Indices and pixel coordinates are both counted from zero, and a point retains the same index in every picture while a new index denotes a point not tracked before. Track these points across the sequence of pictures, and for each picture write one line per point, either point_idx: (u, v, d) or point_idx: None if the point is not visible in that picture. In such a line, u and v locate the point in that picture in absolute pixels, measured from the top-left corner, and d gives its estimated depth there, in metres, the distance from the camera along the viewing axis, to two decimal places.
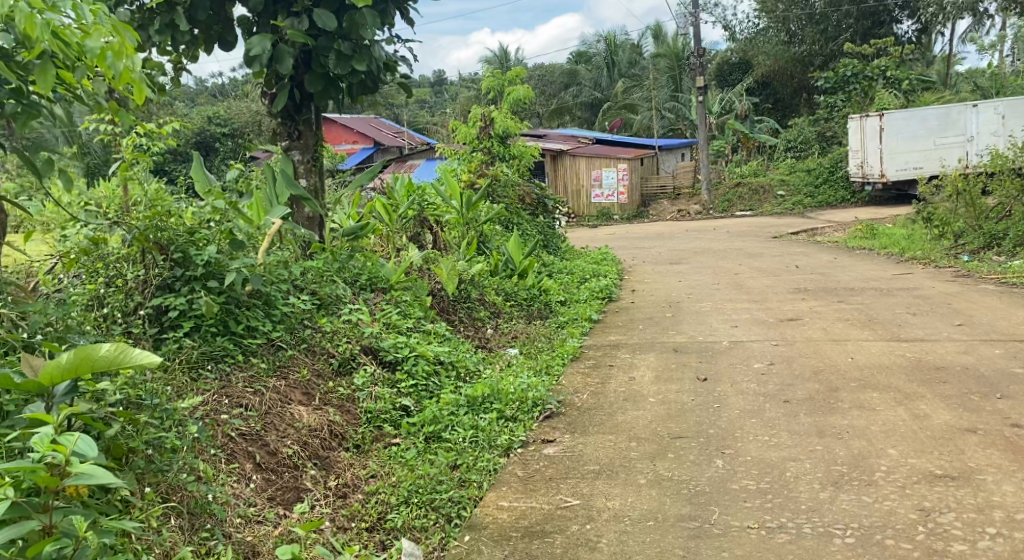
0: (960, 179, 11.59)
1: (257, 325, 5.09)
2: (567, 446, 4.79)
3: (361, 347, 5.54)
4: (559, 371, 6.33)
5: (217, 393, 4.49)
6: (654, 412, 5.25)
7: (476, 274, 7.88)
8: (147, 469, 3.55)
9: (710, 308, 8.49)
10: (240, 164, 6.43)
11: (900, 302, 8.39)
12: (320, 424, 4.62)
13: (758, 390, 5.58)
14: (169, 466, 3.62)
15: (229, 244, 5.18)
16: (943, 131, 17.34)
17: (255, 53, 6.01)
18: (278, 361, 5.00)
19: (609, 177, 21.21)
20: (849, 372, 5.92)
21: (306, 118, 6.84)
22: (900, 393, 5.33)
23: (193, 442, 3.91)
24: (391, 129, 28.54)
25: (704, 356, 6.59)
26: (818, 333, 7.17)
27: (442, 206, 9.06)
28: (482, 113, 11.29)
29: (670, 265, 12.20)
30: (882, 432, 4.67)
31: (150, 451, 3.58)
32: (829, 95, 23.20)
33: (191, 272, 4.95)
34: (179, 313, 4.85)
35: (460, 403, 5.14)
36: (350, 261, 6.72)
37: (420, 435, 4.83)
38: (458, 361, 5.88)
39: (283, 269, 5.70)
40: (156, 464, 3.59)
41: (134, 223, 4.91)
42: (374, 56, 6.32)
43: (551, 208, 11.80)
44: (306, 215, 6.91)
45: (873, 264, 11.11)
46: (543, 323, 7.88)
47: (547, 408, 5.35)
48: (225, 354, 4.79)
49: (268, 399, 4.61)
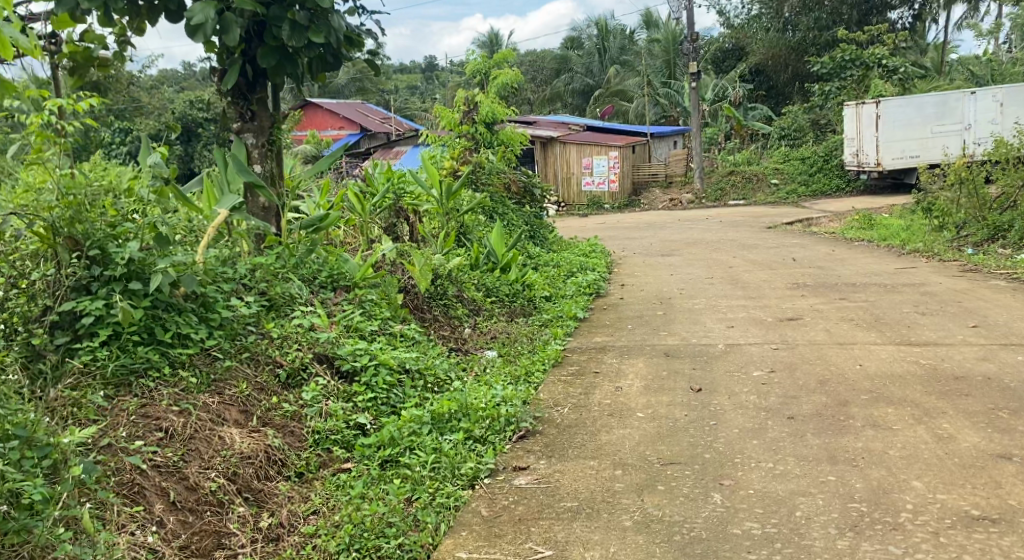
0: (962, 168, 10.95)
1: (189, 332, 4.53)
2: (542, 475, 4.18)
3: (314, 355, 4.93)
4: (539, 380, 5.70)
5: (132, 417, 3.99)
6: (643, 431, 4.63)
7: (453, 268, 7.29)
8: (7, 529, 3.14)
9: (705, 306, 7.86)
10: (166, 148, 5.43)
11: (908, 300, 7.76)
12: (255, 450, 4.08)
13: (758, 404, 4.96)
14: (42, 517, 3.23)
15: (154, 240, 4.59)
16: (941, 118, 16.75)
17: (197, 22, 5.34)
18: (212, 374, 4.45)
19: (599, 164, 20.59)
20: (859, 382, 5.30)
21: (261, 97, 6.17)
22: (919, 409, 4.70)
23: (76, 486, 3.46)
24: (379, 114, 27.75)
25: (698, 362, 5.97)
26: (822, 335, 6.54)
27: (422, 194, 8.38)
28: (466, 97, 10.69)
29: (661, 257, 11.55)
30: (903, 458, 4.04)
31: (6, 507, 3.16)
32: (824, 82, 22.31)
33: (110, 273, 4.40)
34: (95, 320, 4.31)
35: (422, 421, 4.52)
36: (309, 256, 6.08)
37: (375, 460, 4.25)
38: (427, 369, 5.22)
39: (224, 267, 5.16)
40: (18, 519, 3.18)
41: (38, 214, 4.34)
42: (333, 26, 5.69)
43: (539, 197, 11.17)
44: (262, 206, 6.15)
45: (873, 257, 10.48)
46: (525, 321, 7.25)
47: (521, 426, 4.71)
48: (149, 366, 4.28)
49: (194, 421, 4.09)
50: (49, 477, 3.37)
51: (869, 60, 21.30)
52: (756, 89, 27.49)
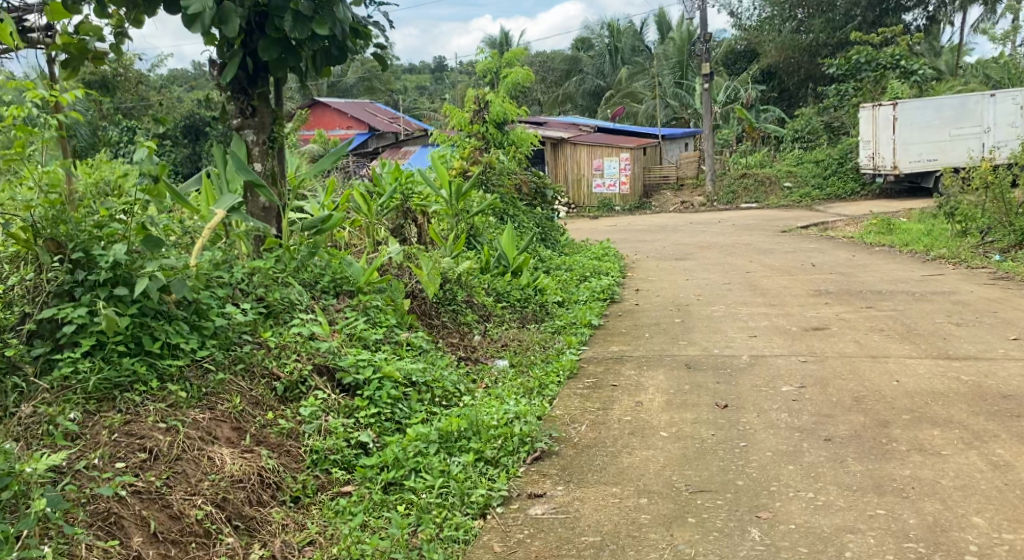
0: (988, 172, 10.56)
1: (178, 342, 4.20)
2: (560, 503, 3.87)
3: (314, 366, 4.59)
4: (553, 393, 5.33)
5: (114, 436, 3.68)
6: (668, 452, 4.28)
7: (463, 272, 6.94)
8: None
9: (725, 313, 7.51)
10: (155, 141, 4.80)
11: (939, 309, 7.39)
12: (246, 472, 3.75)
13: (790, 424, 4.60)
14: None
15: (142, 242, 4.25)
16: (960, 121, 16.36)
17: (194, 10, 5.01)
18: (203, 388, 4.12)
19: (610, 166, 20.24)
20: (897, 399, 4.94)
21: (263, 91, 5.81)
22: (968, 432, 4.34)
23: (39, 521, 3.20)
24: (387, 114, 27.34)
25: (722, 375, 5.60)
26: (852, 347, 6.17)
27: (431, 195, 8.01)
28: (477, 95, 10.34)
29: (675, 261, 11.16)
30: (958, 489, 3.73)
31: None
32: (839, 83, 21.93)
33: (94, 277, 4.06)
34: (76, 328, 3.98)
35: (430, 439, 4.20)
36: (311, 260, 5.74)
37: (377, 483, 3.94)
38: (435, 382, 4.88)
39: (218, 272, 4.82)
40: None
41: (13, 215, 4.03)
42: (338, 17, 5.35)
43: (551, 199, 10.82)
44: (262, 206, 5.80)
45: (895, 263, 10.09)
46: (538, 328, 6.90)
47: (536, 447, 4.35)
48: (134, 379, 3.95)
49: (183, 439, 3.78)
50: (9, 510, 3.17)
51: (886, 61, 20.90)
52: (768, 91, 27.06)
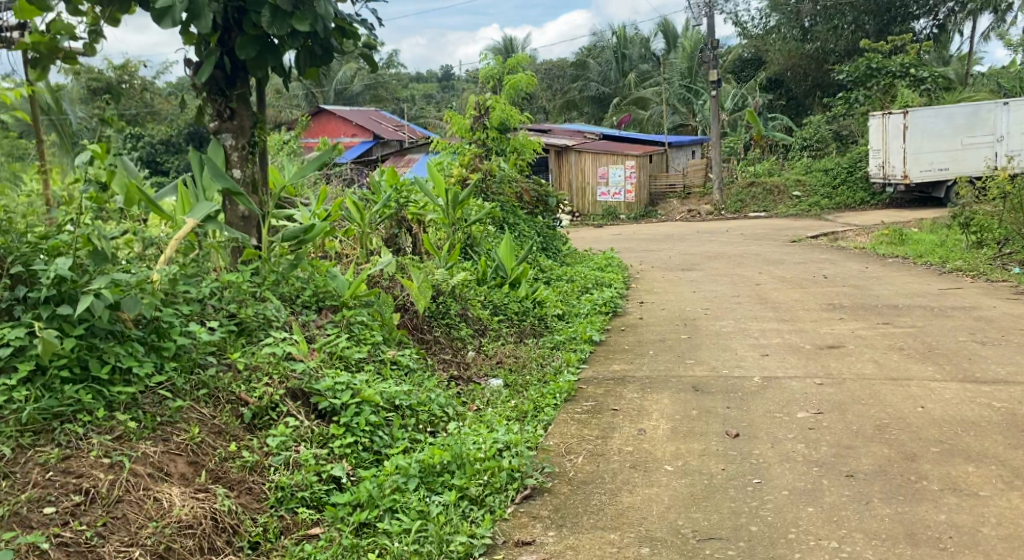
0: (1007, 181, 10.08)
1: (131, 366, 3.76)
2: (549, 554, 3.48)
3: (287, 390, 4.16)
4: (549, 418, 4.90)
5: (48, 475, 3.32)
6: (674, 491, 3.85)
7: (457, 284, 6.53)
8: None
9: (734, 329, 7.08)
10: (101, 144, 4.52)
11: (961, 326, 6.94)
12: (197, 516, 3.36)
13: (807, 457, 4.17)
14: None
15: (89, 257, 3.82)
16: (972, 129, 15.94)
17: (163, 4, 4.61)
18: (157, 418, 3.69)
19: (615, 174, 19.81)
20: (926, 428, 4.51)
21: (241, 93, 5.34)
22: (1006, 468, 3.93)
23: None
24: (392, 121, 26.99)
25: (732, 400, 5.15)
26: (871, 368, 5.73)
27: (428, 204, 7.58)
28: (477, 101, 9.92)
29: (681, 272, 10.74)
30: (1003, 540, 3.37)
31: None
32: (849, 90, 21.46)
33: (34, 295, 3.68)
34: (12, 353, 3.58)
35: (409, 473, 3.79)
36: (292, 273, 5.29)
37: (349, 526, 3.54)
38: (420, 405, 4.45)
39: (186, 288, 4.38)
40: None
41: None
42: (320, 13, 4.94)
43: (553, 207, 10.41)
44: (241, 215, 5.37)
45: (910, 276, 9.64)
46: (536, 343, 6.48)
47: (526, 485, 3.92)
48: (77, 408, 3.55)
49: (126, 479, 3.40)
50: None
51: (895, 69, 20.48)
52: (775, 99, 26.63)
